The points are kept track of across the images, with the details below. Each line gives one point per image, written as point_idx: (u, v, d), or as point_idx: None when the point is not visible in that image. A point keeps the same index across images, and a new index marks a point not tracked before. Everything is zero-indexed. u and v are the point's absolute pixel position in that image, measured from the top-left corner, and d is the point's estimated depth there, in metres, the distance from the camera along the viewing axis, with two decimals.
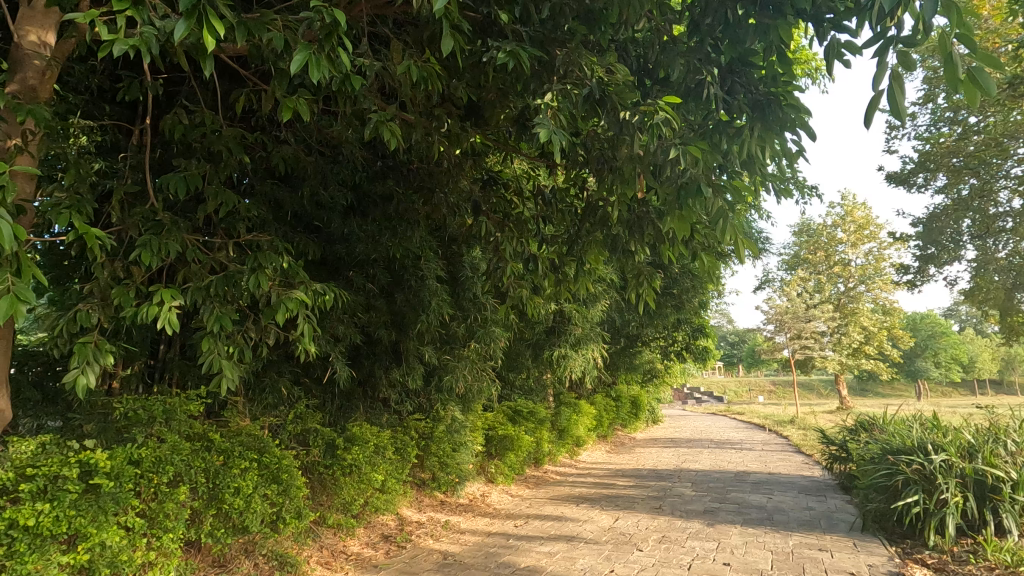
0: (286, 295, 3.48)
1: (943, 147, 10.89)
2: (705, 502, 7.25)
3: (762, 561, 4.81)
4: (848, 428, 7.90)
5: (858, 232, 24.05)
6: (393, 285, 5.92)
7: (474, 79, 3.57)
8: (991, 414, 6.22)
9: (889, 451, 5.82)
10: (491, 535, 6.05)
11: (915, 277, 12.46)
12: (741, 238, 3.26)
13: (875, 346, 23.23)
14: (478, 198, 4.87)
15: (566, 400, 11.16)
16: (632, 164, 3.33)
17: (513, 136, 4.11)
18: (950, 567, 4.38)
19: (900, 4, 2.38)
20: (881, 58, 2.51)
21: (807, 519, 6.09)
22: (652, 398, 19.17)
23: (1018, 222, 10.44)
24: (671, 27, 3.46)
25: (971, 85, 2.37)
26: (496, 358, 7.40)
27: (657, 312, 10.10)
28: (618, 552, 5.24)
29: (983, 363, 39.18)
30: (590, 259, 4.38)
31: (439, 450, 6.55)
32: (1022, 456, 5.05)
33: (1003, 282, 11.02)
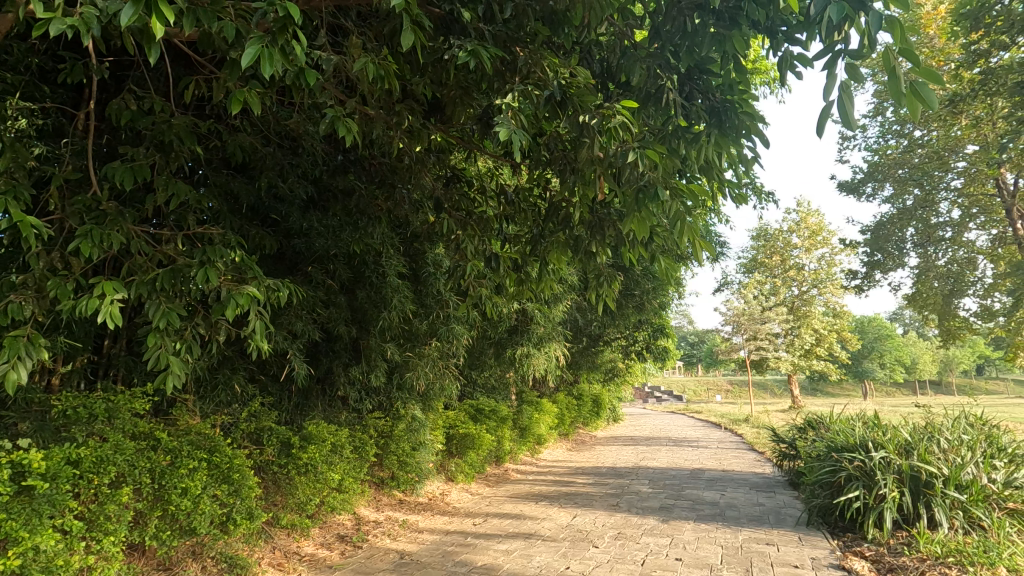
0: (237, 290, 3.36)
1: (890, 159, 11.58)
2: (661, 499, 7.41)
3: (712, 556, 4.96)
4: (797, 427, 8.21)
5: (811, 238, 24.98)
6: (353, 282, 5.82)
7: (438, 77, 3.54)
8: (926, 413, 6.56)
9: (834, 447, 6.13)
10: (449, 534, 6.04)
11: (863, 282, 13.03)
12: (699, 240, 3.34)
13: (826, 348, 24.20)
14: (440, 196, 4.83)
15: (529, 398, 11.22)
16: (592, 167, 3.36)
17: (477, 134, 4.09)
18: (886, 559, 4.61)
19: (847, 18, 2.48)
20: (830, 70, 2.61)
21: (756, 515, 6.31)
22: (614, 398, 19.50)
23: (956, 232, 11.12)
24: (633, 32, 3.51)
25: (914, 97, 2.48)
26: (458, 356, 7.39)
27: (619, 312, 10.26)
28: (574, 549, 5.30)
29: (925, 364, 41.24)
30: (552, 259, 4.41)
31: (399, 449, 6.49)
32: (953, 453, 5.34)
33: (942, 289, 11.43)
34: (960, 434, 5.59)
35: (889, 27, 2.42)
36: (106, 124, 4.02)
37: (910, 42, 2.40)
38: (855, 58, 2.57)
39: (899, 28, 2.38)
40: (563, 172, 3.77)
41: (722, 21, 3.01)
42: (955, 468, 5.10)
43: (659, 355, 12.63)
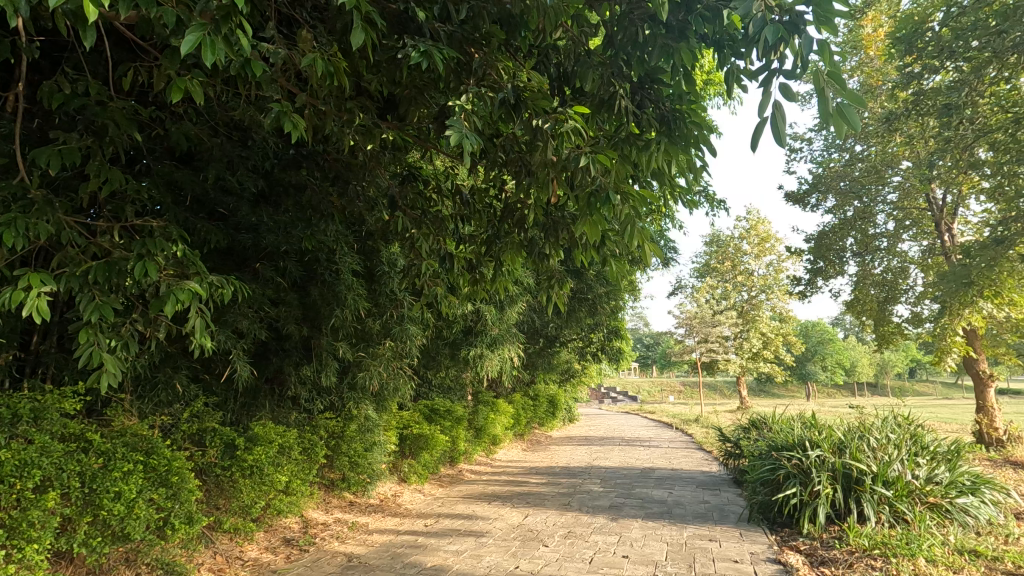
0: (177, 286, 3.23)
1: (833, 171, 12.13)
2: (611, 498, 7.54)
3: (657, 553, 5.10)
4: (742, 427, 8.52)
5: (760, 245, 25.98)
6: (305, 279, 5.68)
7: (393, 75, 3.51)
8: (858, 414, 6.93)
9: (774, 446, 6.43)
10: (400, 535, 5.99)
11: (806, 288, 13.62)
12: (648, 244, 3.41)
13: (772, 351, 25.17)
14: (395, 194, 4.77)
15: (485, 399, 11.22)
16: (546, 171, 3.40)
17: (433, 133, 4.06)
18: (819, 553, 4.83)
19: (783, 39, 2.59)
20: (767, 87, 2.72)
21: (701, 512, 6.50)
22: (570, 398, 19.73)
23: (891, 242, 11.78)
24: (588, 39, 3.56)
25: (840, 118, 2.63)
26: (412, 356, 7.33)
27: (574, 314, 10.40)
28: (524, 548, 5.35)
29: (863, 367, 43.43)
30: (507, 259, 4.43)
31: (350, 450, 6.39)
32: (882, 451, 5.67)
33: (878, 295, 12.06)
34: (888, 433, 5.95)
35: (820, 50, 2.55)
36: (37, 107, 3.80)
37: (838, 66, 2.53)
38: (789, 77, 2.69)
39: (829, 51, 2.51)
40: (519, 174, 3.78)
41: (671, 33, 3.06)
42: (883, 465, 5.42)
43: (613, 356, 12.84)
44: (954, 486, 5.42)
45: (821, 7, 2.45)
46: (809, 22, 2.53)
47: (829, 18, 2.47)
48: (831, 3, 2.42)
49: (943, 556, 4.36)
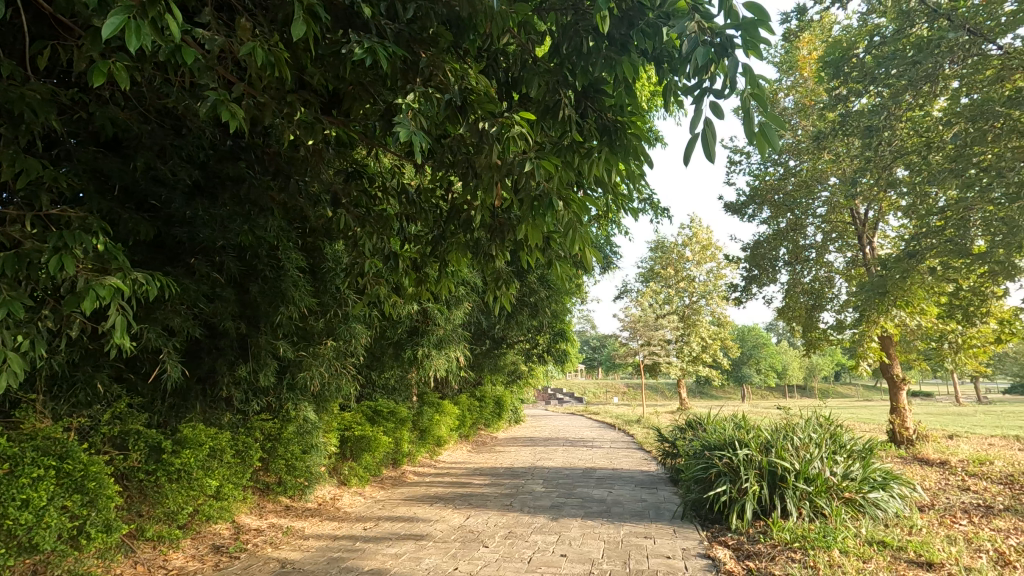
0: (98, 281, 3.04)
1: (768, 184, 12.77)
2: (552, 498, 7.66)
3: (595, 551, 5.21)
4: (679, 427, 8.84)
5: (702, 252, 27.03)
6: (243, 275, 5.47)
7: (338, 71, 3.44)
8: (785, 415, 7.34)
9: (708, 446, 6.72)
10: (337, 539, 5.87)
11: (742, 294, 14.27)
12: (588, 250, 3.49)
13: (711, 354, 26.16)
14: (339, 190, 4.67)
15: (430, 399, 11.14)
16: (490, 175, 3.41)
17: (380, 132, 4.01)
18: (745, 547, 5.08)
19: (714, 59, 2.72)
20: (699, 105, 2.84)
21: (639, 511, 6.70)
22: (516, 399, 19.88)
23: (819, 253, 12.50)
24: (535, 47, 3.62)
25: (763, 138, 2.80)
26: (355, 356, 7.19)
27: (520, 316, 10.49)
28: (464, 549, 5.35)
29: (793, 370, 45.89)
30: (452, 260, 4.43)
31: (288, 453, 6.24)
32: (804, 449, 6.03)
33: (806, 303, 12.79)
34: (810, 433, 6.35)
35: (746, 73, 2.70)
36: None
37: (762, 89, 2.68)
38: (718, 97, 2.83)
39: (754, 74, 2.65)
40: (466, 176, 3.78)
41: (614, 45, 3.14)
42: (805, 463, 5.76)
43: (559, 357, 13.02)
44: (866, 481, 5.84)
45: (749, 33, 2.59)
46: (737, 46, 2.67)
47: (756, 43, 2.61)
48: (757, 30, 2.57)
49: (855, 547, 4.67)
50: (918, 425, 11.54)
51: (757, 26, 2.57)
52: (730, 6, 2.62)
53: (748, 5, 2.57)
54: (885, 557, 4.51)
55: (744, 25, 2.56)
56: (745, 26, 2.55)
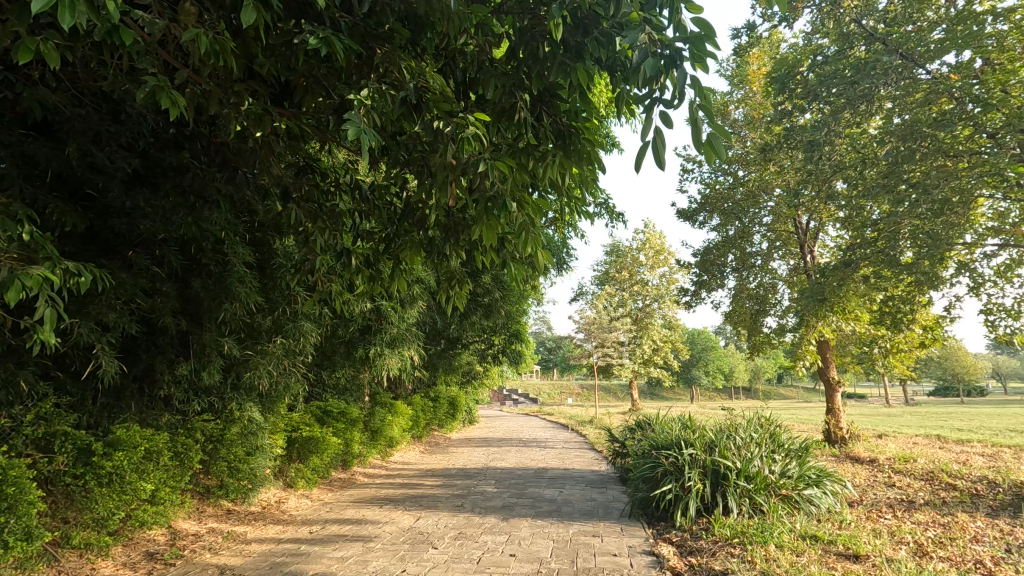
0: (23, 271, 2.83)
1: (718, 193, 13.21)
2: (503, 498, 7.68)
3: (543, 550, 5.26)
4: (629, 428, 9.02)
5: (655, 257, 27.73)
6: (185, 269, 5.23)
7: (290, 62, 3.35)
8: (728, 415, 7.62)
9: (655, 446, 6.89)
10: (281, 543, 5.70)
11: (692, 298, 14.71)
12: (541, 251, 3.53)
13: (662, 357, 26.84)
14: (289, 184, 4.54)
15: (382, 400, 10.97)
16: (444, 174, 3.39)
17: (333, 126, 3.92)
18: (688, 543, 5.25)
19: (664, 70, 2.81)
20: (649, 114, 2.92)
21: (588, 510, 6.81)
22: (470, 399, 19.84)
23: (765, 260, 13.02)
24: (492, 48, 3.63)
25: (709, 149, 2.91)
26: (305, 355, 7.00)
27: (475, 317, 10.48)
28: (412, 551, 5.29)
29: (738, 372, 47.66)
30: (406, 259, 4.38)
31: (230, 455, 6.04)
32: (745, 448, 6.27)
33: (751, 308, 13.31)
34: (751, 432, 6.61)
35: (693, 85, 2.79)
36: None
37: (709, 101, 2.79)
38: (667, 107, 2.92)
39: (701, 86, 2.75)
40: (421, 174, 3.74)
41: (568, 51, 3.18)
42: (745, 462, 5.99)
43: (513, 358, 13.07)
44: (802, 478, 6.12)
45: (696, 46, 2.68)
46: (685, 59, 2.77)
47: (703, 56, 2.71)
48: (704, 45, 2.67)
49: (789, 542, 4.90)
50: (851, 425, 12.21)
51: (704, 41, 2.67)
52: (679, 20, 2.72)
53: (696, 20, 2.67)
54: (816, 551, 4.74)
55: (691, 39, 2.66)
56: (692, 39, 2.65)
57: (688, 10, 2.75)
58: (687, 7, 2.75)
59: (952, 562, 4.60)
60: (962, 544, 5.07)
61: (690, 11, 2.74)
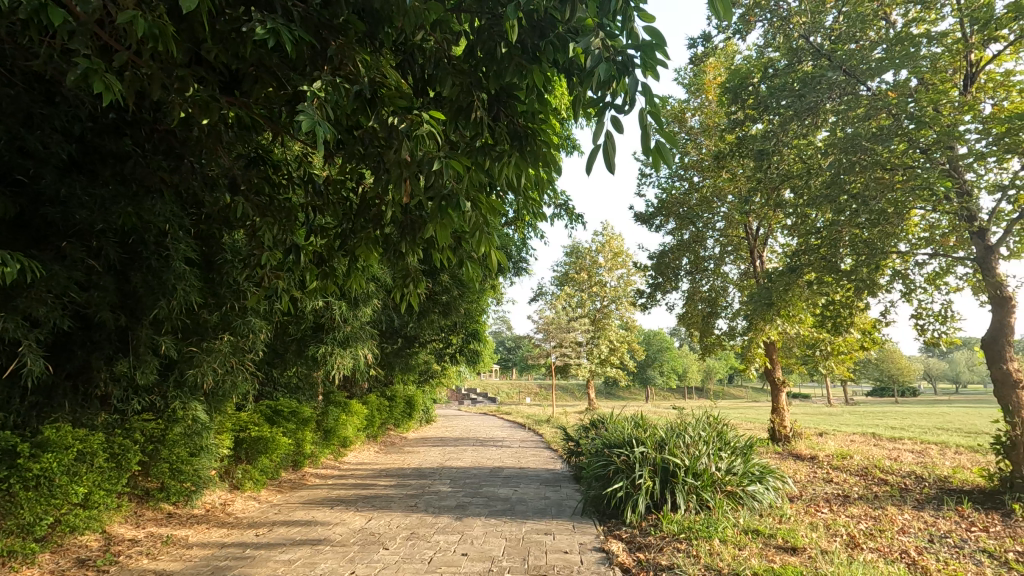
0: None
1: (674, 198, 13.52)
2: (457, 497, 7.65)
3: (495, 548, 5.28)
4: (583, 427, 9.14)
5: (613, 259, 28.19)
6: (124, 262, 4.99)
7: (239, 50, 3.25)
8: (678, 414, 7.82)
9: (608, 445, 7.01)
10: (225, 547, 5.51)
11: (647, 300, 15.03)
12: (494, 251, 3.53)
13: (619, 357, 27.33)
14: (238, 176, 4.38)
15: (336, 399, 10.75)
16: (398, 171, 3.35)
17: (285, 118, 3.82)
18: (637, 539, 5.38)
19: (616, 76, 2.86)
20: (600, 118, 2.97)
21: (541, 508, 6.87)
22: (427, 398, 19.72)
23: (717, 264, 13.43)
24: (450, 46, 3.61)
25: (658, 154, 2.98)
26: (255, 352, 6.78)
27: (432, 315, 10.40)
28: (362, 552, 5.22)
29: (692, 373, 49.01)
30: (359, 256, 4.31)
31: (172, 456, 5.80)
32: (693, 446, 6.46)
33: (703, 310, 13.71)
34: (699, 431, 6.81)
35: (644, 92, 2.86)
36: None
37: (658, 108, 2.86)
38: (618, 112, 2.98)
39: (651, 93, 2.82)
40: (376, 170, 3.68)
41: (525, 53, 3.20)
42: (693, 459, 6.17)
43: (471, 357, 13.04)
44: (746, 475, 6.35)
45: (647, 54, 2.75)
46: (637, 66, 2.83)
47: (653, 65, 2.78)
48: (654, 54, 2.74)
49: (732, 536, 5.07)
50: (794, 423, 12.74)
51: (655, 49, 2.74)
52: (632, 28, 2.78)
53: (647, 29, 2.74)
54: (757, 544, 4.93)
55: (643, 47, 2.72)
56: (644, 47, 2.72)
57: (640, 18, 2.82)
58: (640, 16, 2.81)
59: (881, 553, 4.86)
60: (890, 535, 5.38)
61: (643, 20, 2.81)
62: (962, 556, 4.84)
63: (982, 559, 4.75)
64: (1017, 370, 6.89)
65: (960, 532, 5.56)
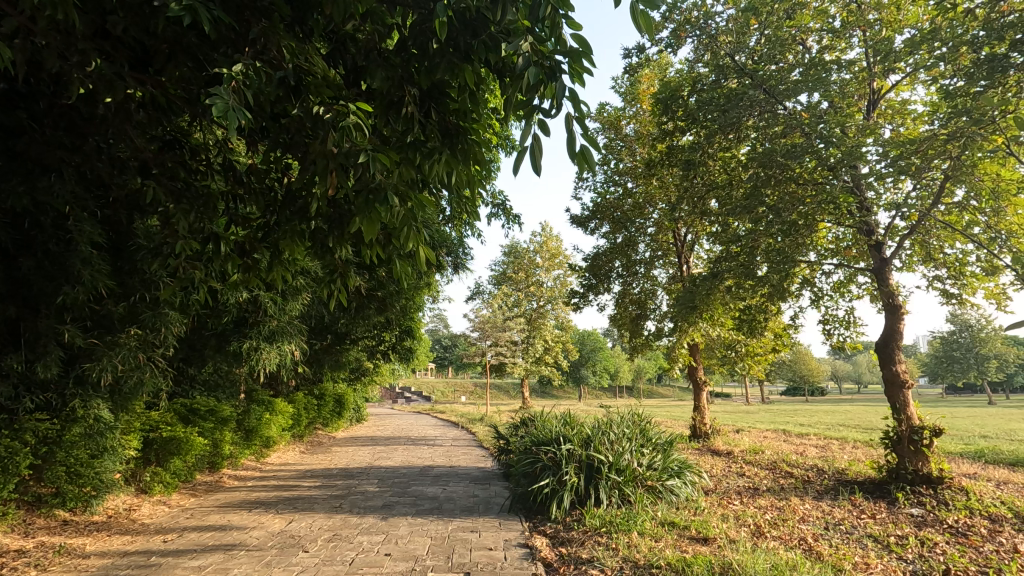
0: None
1: (608, 202, 13.89)
2: (384, 497, 7.54)
3: (420, 547, 5.24)
4: (514, 425, 9.23)
5: (551, 260, 28.64)
6: (16, 246, 4.55)
7: (152, 24, 3.03)
8: (605, 412, 8.06)
9: (536, 442, 7.12)
10: (127, 556, 5.15)
11: (581, 301, 15.36)
12: (421, 247, 3.50)
13: (553, 356, 27.78)
14: (151, 159, 4.10)
15: (259, 398, 10.30)
16: (324, 162, 3.25)
17: (204, 101, 3.62)
18: (560, 534, 5.50)
19: (544, 80, 2.93)
20: (529, 120, 3.02)
21: (469, 506, 6.89)
22: (357, 398, 19.24)
23: (647, 267, 13.93)
24: (382, 38, 3.56)
25: (584, 157, 3.07)
26: (169, 347, 6.37)
27: (364, 312, 10.16)
28: (280, 556, 5.04)
29: (623, 373, 50.57)
30: (282, 249, 4.14)
31: (70, 459, 5.45)
32: (617, 443, 6.68)
33: (633, 312, 14.19)
34: (624, 428, 7.05)
35: (571, 97, 2.94)
36: None
37: (583, 113, 2.95)
38: (546, 115, 3.04)
39: (577, 98, 2.91)
40: (303, 161, 3.56)
41: (458, 51, 3.19)
42: (617, 456, 6.38)
43: (404, 355, 12.85)
44: (665, 470, 6.64)
45: (573, 61, 2.83)
46: (564, 71, 2.91)
47: (580, 72, 2.87)
48: (581, 61, 2.82)
49: (650, 529, 5.29)
50: (714, 421, 13.45)
51: (581, 57, 2.83)
52: (559, 35, 2.86)
53: (574, 36, 2.82)
54: (672, 536, 5.17)
55: (570, 54, 2.81)
56: (571, 54, 2.80)
57: (568, 25, 2.90)
58: (567, 24, 2.89)
59: (782, 540, 5.24)
60: (791, 524, 5.79)
61: (570, 28, 2.89)
62: (851, 541, 5.29)
63: (868, 544, 5.21)
64: (904, 371, 7.60)
65: (852, 519, 6.07)
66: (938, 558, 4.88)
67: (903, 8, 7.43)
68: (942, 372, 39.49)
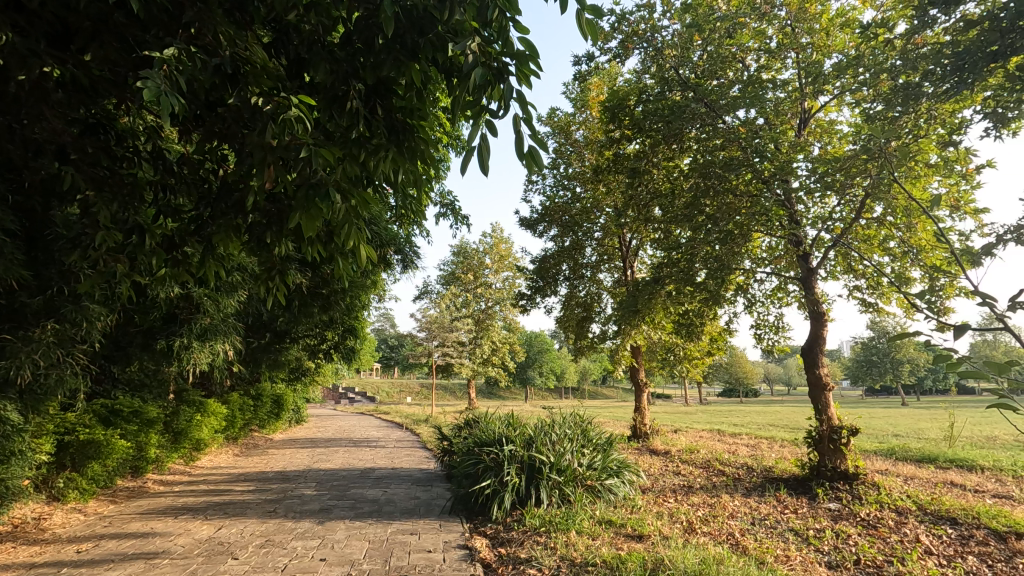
0: None
1: (557, 206, 14.06)
2: (322, 500, 7.33)
3: (357, 551, 5.14)
4: (457, 426, 9.18)
5: (500, 262, 28.71)
6: None
7: None
8: (548, 413, 8.15)
9: (479, 443, 7.12)
10: (36, 568, 4.79)
11: (528, 302, 15.48)
12: (363, 244, 3.43)
13: (500, 358, 27.83)
14: (72, 144, 3.84)
15: (189, 398, 9.79)
16: (263, 154, 3.14)
17: (132, 84, 3.43)
18: (501, 534, 5.54)
19: (492, 81, 2.95)
20: (477, 120, 3.02)
21: (409, 508, 6.81)
22: (297, 398, 18.61)
23: (593, 271, 14.21)
24: (327, 31, 3.47)
25: (532, 158, 3.11)
26: (88, 343, 5.96)
27: (304, 310, 9.84)
28: (207, 564, 4.81)
29: (568, 374, 51.33)
30: (216, 244, 3.96)
31: None
32: (559, 443, 6.78)
33: (579, 314, 14.41)
34: (565, 429, 7.15)
35: (519, 99, 2.97)
36: None
37: (531, 114, 2.98)
38: (494, 116, 3.06)
39: (524, 99, 2.94)
40: (239, 152, 3.43)
41: (405, 48, 3.16)
42: (558, 456, 6.47)
43: (347, 355, 12.53)
44: (604, 470, 6.79)
45: (521, 63, 2.87)
46: (512, 72, 2.93)
47: (527, 74, 2.91)
48: (528, 65, 2.86)
49: (588, 527, 5.40)
50: (653, 422, 13.86)
51: (528, 60, 2.87)
52: (507, 37, 2.89)
53: (522, 39, 2.86)
54: (609, 533, 5.30)
55: (517, 56, 2.84)
56: (518, 56, 2.83)
57: (516, 28, 2.93)
58: (515, 26, 2.92)
59: (711, 536, 5.48)
60: (721, 520, 6.06)
61: (518, 31, 2.92)
62: (774, 535, 5.59)
63: (789, 537, 5.52)
64: (827, 374, 8.09)
65: (776, 514, 6.42)
66: (850, 548, 5.24)
67: (832, 34, 7.93)
68: (862, 375, 42.28)
